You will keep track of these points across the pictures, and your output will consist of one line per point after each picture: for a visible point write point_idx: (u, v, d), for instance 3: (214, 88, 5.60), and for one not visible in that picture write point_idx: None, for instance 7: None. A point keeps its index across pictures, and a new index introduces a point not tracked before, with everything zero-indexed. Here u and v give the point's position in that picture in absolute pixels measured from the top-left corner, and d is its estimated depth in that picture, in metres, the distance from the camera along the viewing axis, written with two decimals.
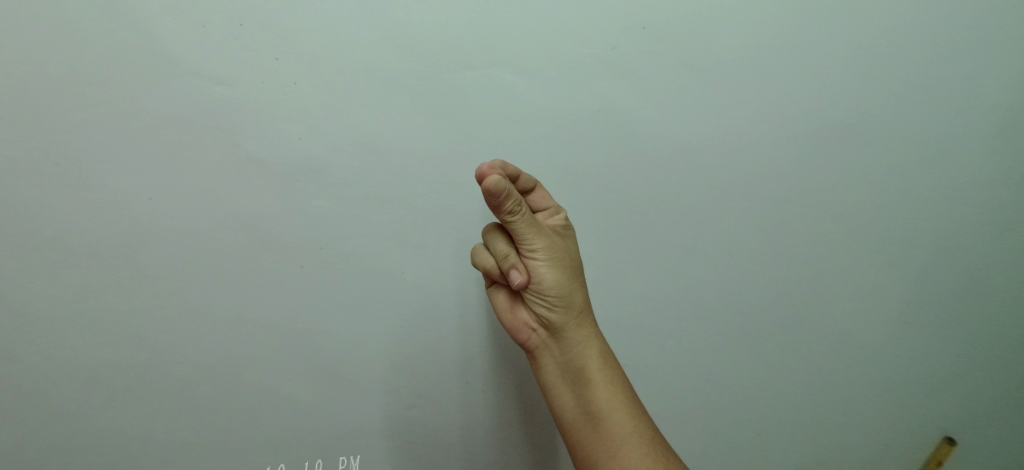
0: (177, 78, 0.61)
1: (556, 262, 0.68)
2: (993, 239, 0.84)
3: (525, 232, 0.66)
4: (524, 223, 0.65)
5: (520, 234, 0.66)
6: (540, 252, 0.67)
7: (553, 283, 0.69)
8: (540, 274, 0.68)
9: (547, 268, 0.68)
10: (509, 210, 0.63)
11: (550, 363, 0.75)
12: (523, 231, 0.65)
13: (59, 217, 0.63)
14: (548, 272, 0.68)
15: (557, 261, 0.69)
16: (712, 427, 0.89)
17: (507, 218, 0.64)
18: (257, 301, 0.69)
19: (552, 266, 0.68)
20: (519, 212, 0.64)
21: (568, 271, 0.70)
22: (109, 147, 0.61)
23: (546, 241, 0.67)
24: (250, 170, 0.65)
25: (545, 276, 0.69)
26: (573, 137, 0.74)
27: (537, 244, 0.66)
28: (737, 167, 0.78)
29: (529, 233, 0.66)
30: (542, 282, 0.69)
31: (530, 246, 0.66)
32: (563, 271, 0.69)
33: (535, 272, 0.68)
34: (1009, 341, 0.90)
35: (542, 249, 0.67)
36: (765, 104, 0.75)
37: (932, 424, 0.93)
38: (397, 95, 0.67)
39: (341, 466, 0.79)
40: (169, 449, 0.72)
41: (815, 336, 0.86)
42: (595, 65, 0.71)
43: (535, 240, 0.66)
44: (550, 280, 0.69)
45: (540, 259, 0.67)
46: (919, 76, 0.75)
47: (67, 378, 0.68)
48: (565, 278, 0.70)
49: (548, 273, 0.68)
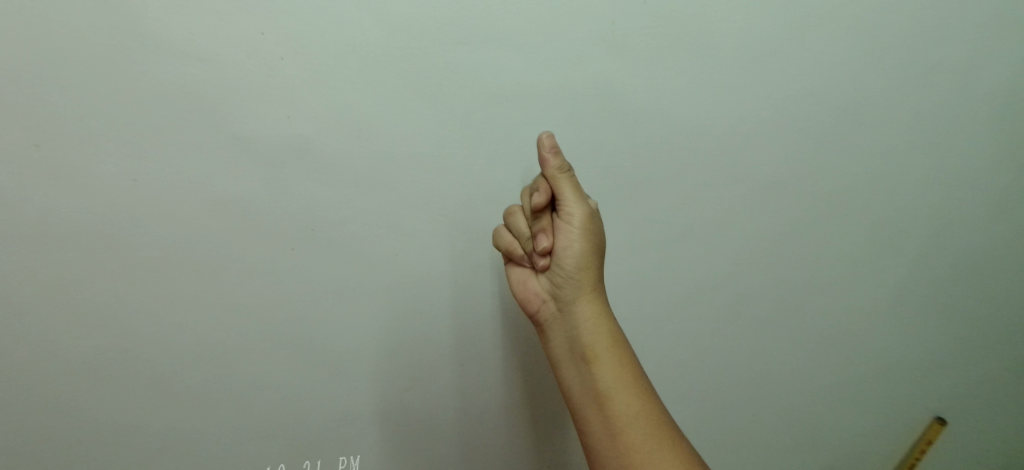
0: (150, 56, 0.60)
1: (587, 234, 0.64)
2: (985, 226, 0.86)
3: (566, 196, 0.62)
4: (569, 187, 0.62)
5: (563, 197, 0.62)
6: (573, 220, 0.63)
7: (578, 256, 0.64)
8: (567, 244, 0.64)
9: (576, 237, 0.64)
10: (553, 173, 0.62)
11: (562, 352, 0.69)
12: (565, 193, 0.62)
13: (42, 204, 0.63)
14: (578, 244, 0.64)
15: (590, 234, 0.64)
16: (706, 409, 0.92)
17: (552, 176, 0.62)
18: (251, 287, 0.71)
19: (582, 237, 0.64)
20: (564, 175, 0.62)
21: (600, 249, 0.66)
22: (85, 128, 0.61)
23: (585, 212, 0.63)
24: (234, 153, 0.65)
25: (570, 247, 0.64)
26: (570, 114, 0.70)
27: (574, 211, 0.62)
28: (733, 148, 0.75)
29: (569, 197, 0.62)
30: (567, 253, 0.65)
31: (565, 213, 0.63)
32: (591, 245, 0.65)
33: (564, 239, 0.64)
34: (998, 331, 0.95)
35: (579, 219, 0.63)
36: (764, 79, 0.72)
37: (921, 405, 0.98)
38: (386, 73, 0.64)
39: (341, 466, 0.82)
40: (166, 434, 0.75)
41: (809, 319, 0.88)
42: (592, 44, 0.67)
43: (573, 207, 0.62)
44: (575, 252, 0.64)
45: (573, 230, 0.63)
46: (920, 53, 0.74)
47: (60, 367, 0.70)
48: (589, 254, 0.65)
49: (576, 244, 0.64)
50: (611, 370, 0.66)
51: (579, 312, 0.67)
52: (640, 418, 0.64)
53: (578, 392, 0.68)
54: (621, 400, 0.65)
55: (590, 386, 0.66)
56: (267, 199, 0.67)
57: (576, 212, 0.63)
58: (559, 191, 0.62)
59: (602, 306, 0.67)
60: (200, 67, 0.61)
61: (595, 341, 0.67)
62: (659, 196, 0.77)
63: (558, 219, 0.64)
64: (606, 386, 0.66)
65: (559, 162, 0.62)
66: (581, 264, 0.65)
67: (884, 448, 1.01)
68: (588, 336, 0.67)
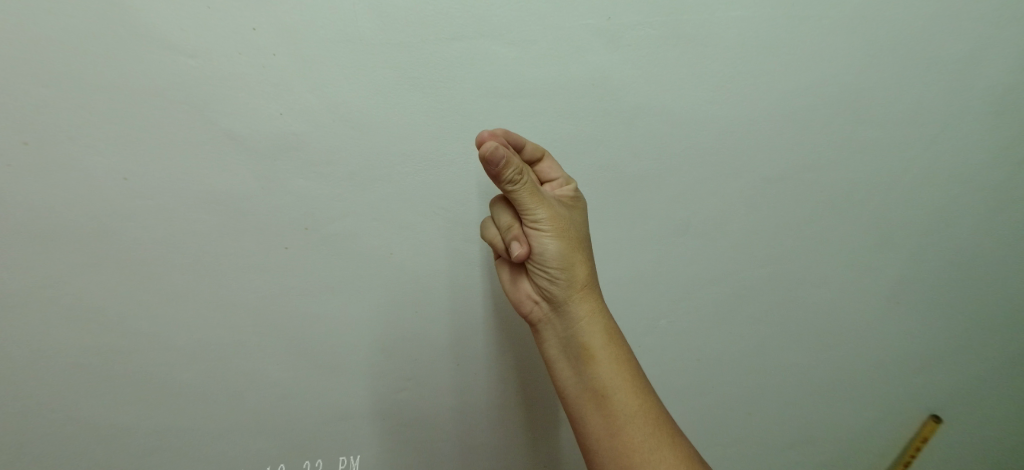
0: (141, 49, 0.59)
1: (561, 234, 0.62)
2: (984, 222, 0.86)
3: (527, 202, 0.60)
4: (526, 191, 0.59)
5: (522, 203, 0.60)
6: (542, 223, 0.61)
7: (558, 257, 0.63)
8: (541, 246, 0.63)
9: (552, 239, 0.62)
10: (509, 180, 0.57)
11: (555, 352, 0.68)
12: (523, 199, 0.59)
13: (33, 199, 0.62)
14: (553, 245, 0.62)
15: (564, 233, 0.62)
16: (704, 405, 0.92)
17: (507, 188, 0.58)
18: (245, 283, 0.70)
19: (559, 238, 0.62)
20: (520, 181, 0.58)
21: (580, 245, 0.65)
22: (77, 125, 0.61)
23: (551, 212, 0.62)
24: (228, 148, 0.64)
25: (547, 249, 0.63)
26: (566, 108, 0.69)
27: (541, 214, 0.61)
28: (732, 144, 0.75)
29: (529, 202, 0.60)
30: (545, 256, 0.63)
31: (531, 216, 0.61)
32: (569, 244, 0.63)
33: (540, 243, 0.62)
34: (996, 328, 0.95)
35: (546, 221, 0.61)
36: (762, 74, 0.72)
37: (918, 401, 0.98)
38: (380, 67, 0.64)
39: (341, 466, 0.82)
40: (161, 431, 0.75)
41: (806, 315, 0.88)
42: (589, 38, 0.67)
43: (537, 210, 0.61)
44: (554, 253, 0.63)
45: (545, 233, 0.62)
46: (918, 48, 0.73)
47: (52, 364, 0.69)
48: (568, 254, 0.63)
49: (551, 245, 0.62)
50: (606, 369, 0.66)
51: (572, 311, 0.66)
52: (638, 415, 0.64)
53: (573, 392, 0.67)
54: (618, 399, 0.65)
55: (586, 385, 0.66)
56: (263, 194, 0.66)
57: (541, 215, 0.61)
58: (519, 199, 0.60)
59: (596, 302, 0.67)
60: (192, 62, 0.60)
61: (589, 340, 0.66)
62: (656, 192, 0.76)
63: (528, 227, 0.62)
64: (602, 385, 0.65)
65: (512, 168, 0.57)
66: (564, 264, 0.64)
67: (881, 445, 1.01)
68: (582, 334, 0.66)
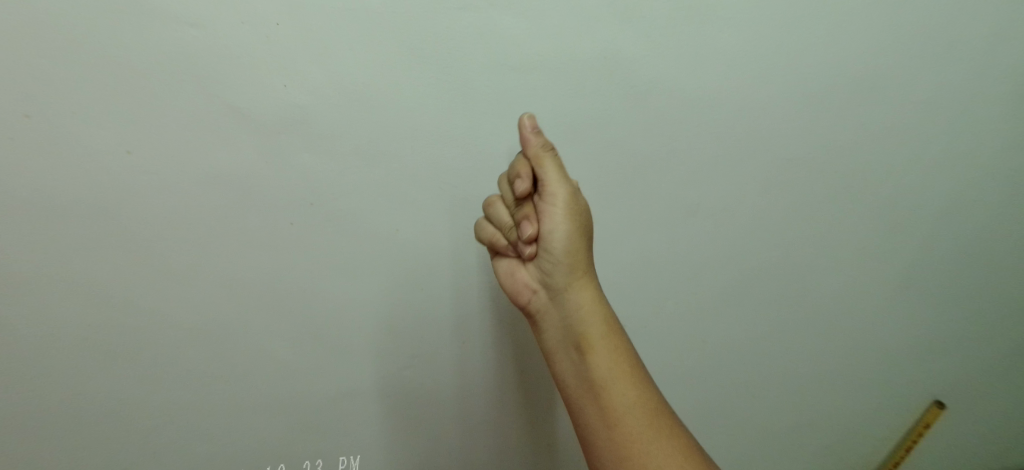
0: (143, 17, 0.58)
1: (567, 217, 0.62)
2: (996, 207, 0.85)
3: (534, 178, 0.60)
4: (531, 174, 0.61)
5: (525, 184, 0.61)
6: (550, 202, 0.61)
7: (564, 238, 0.63)
8: (549, 227, 0.63)
9: (559, 221, 0.62)
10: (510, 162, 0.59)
11: (555, 342, 0.68)
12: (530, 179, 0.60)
13: (33, 171, 0.62)
14: (560, 227, 0.62)
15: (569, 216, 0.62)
16: (707, 388, 0.91)
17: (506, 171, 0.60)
18: (249, 258, 0.69)
19: (566, 219, 0.62)
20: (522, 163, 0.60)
21: (585, 230, 0.64)
22: (77, 96, 0.60)
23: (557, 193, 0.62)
24: (231, 121, 0.63)
25: (552, 232, 0.63)
26: (574, 85, 0.68)
27: (549, 194, 0.61)
28: (743, 123, 0.74)
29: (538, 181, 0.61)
30: (550, 239, 0.63)
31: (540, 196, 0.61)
32: (573, 228, 0.63)
33: (550, 223, 0.62)
34: (1004, 315, 0.94)
35: (555, 200, 0.61)
36: (777, 51, 0.70)
37: (922, 387, 0.98)
38: (386, 38, 0.62)
39: (341, 467, 0.85)
40: (166, 406, 0.75)
41: (813, 299, 0.87)
42: (600, 10, 0.65)
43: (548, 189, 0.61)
44: (561, 236, 0.63)
45: (551, 212, 0.62)
46: (939, 26, 0.71)
47: (55, 338, 0.69)
48: (573, 238, 0.63)
49: (557, 228, 0.62)
50: (605, 358, 0.65)
51: (572, 298, 0.66)
52: (637, 405, 0.63)
53: (572, 382, 0.67)
54: (616, 389, 0.64)
55: (584, 374, 0.66)
56: (266, 169, 0.65)
57: (554, 194, 0.61)
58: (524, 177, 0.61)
59: (597, 291, 0.66)
60: (194, 31, 0.59)
61: (589, 327, 0.66)
62: (665, 172, 0.75)
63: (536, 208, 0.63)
64: (601, 376, 0.65)
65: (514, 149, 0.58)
66: (569, 246, 0.63)
67: (882, 431, 1.01)
68: (582, 322, 0.66)
